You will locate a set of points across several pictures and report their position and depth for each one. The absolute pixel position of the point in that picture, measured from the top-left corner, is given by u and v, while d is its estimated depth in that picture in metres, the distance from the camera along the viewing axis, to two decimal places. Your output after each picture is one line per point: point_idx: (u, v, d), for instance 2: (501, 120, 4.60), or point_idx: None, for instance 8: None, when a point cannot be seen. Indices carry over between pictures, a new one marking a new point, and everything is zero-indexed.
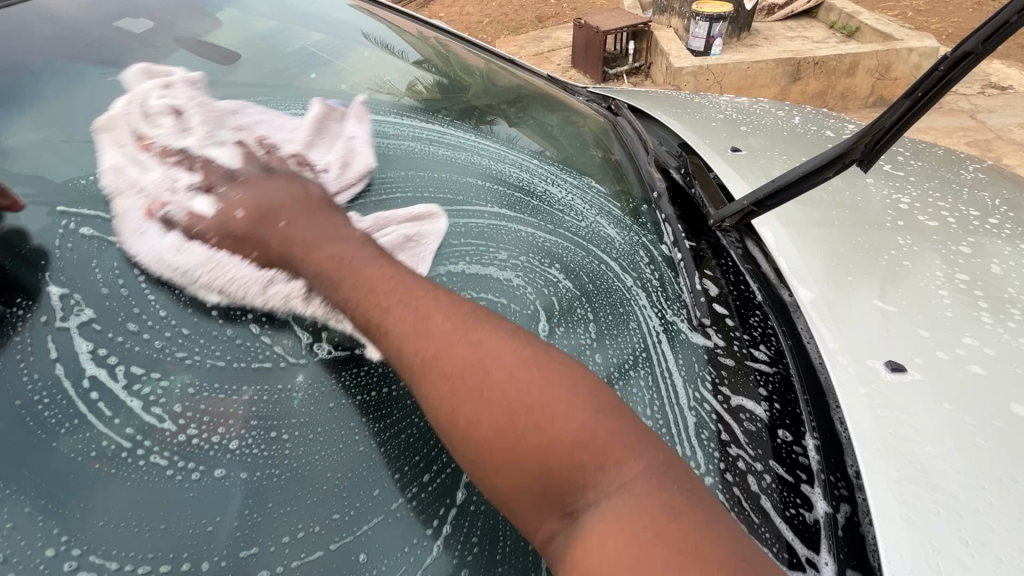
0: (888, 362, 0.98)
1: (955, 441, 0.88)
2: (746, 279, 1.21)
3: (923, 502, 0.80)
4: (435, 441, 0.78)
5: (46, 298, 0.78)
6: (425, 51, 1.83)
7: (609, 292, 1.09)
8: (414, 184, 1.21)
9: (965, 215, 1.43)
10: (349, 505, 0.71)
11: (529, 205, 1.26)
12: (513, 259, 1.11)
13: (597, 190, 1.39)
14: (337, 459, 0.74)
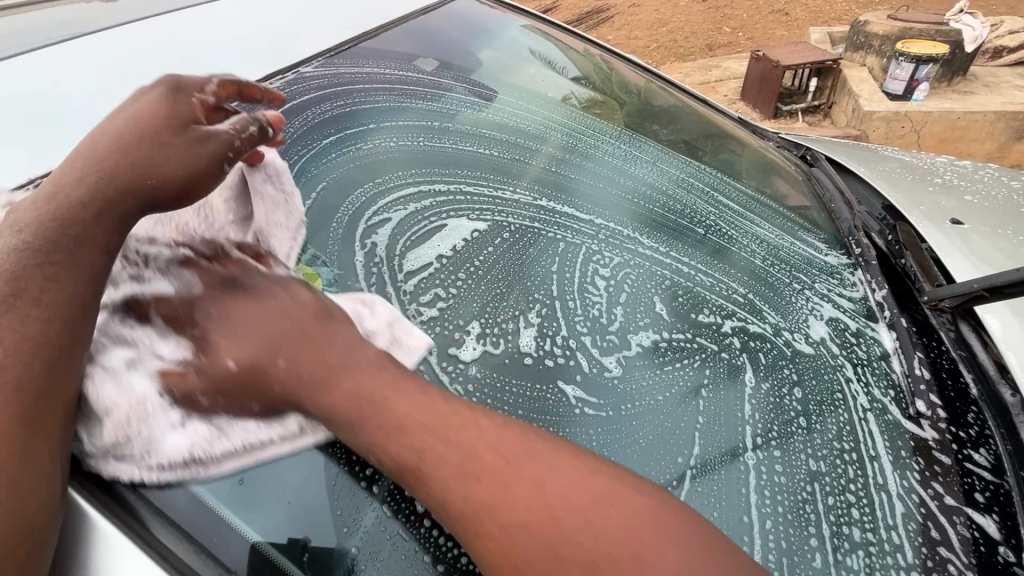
0: None
1: None
2: (959, 369, 1.12)
3: None
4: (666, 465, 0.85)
5: (377, 280, 1.01)
6: (583, 67, 1.89)
7: (816, 357, 1.02)
8: (608, 217, 1.21)
9: None
10: None
11: (729, 250, 1.20)
12: (712, 306, 1.05)
13: (805, 245, 1.31)
14: None
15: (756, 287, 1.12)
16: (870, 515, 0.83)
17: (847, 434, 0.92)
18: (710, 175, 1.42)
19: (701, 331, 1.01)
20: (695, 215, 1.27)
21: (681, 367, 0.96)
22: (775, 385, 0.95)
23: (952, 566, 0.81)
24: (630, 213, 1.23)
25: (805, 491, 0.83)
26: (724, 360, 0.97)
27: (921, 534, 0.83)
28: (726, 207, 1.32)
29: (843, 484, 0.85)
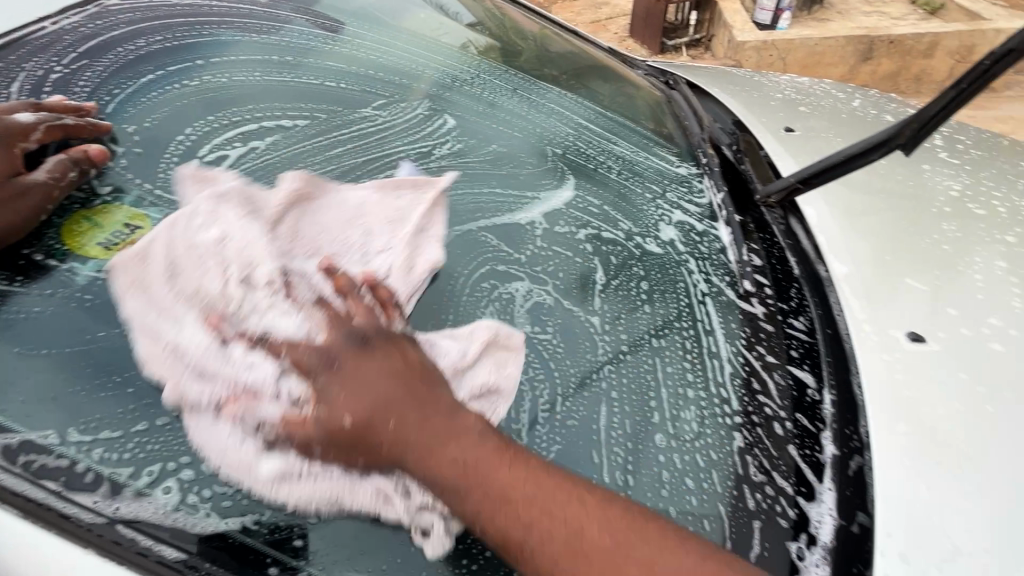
0: (910, 333, 1.08)
1: (966, 407, 0.96)
2: (786, 254, 1.30)
3: (928, 452, 0.89)
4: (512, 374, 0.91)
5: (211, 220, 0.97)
6: (479, 13, 1.85)
7: (663, 255, 1.15)
8: (473, 143, 1.22)
9: (1018, 205, 1.46)
10: None
11: (593, 167, 1.28)
12: (571, 216, 1.12)
13: (660, 160, 1.43)
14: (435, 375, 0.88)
15: (613, 198, 1.22)
16: (703, 381, 0.96)
17: (685, 315, 1.05)
18: (574, 100, 1.48)
19: (557, 245, 1.06)
20: (555, 137, 1.32)
21: (547, 273, 1.01)
22: (623, 282, 1.05)
23: (768, 409, 0.97)
24: (492, 136, 1.24)
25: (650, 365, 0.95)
26: (580, 265, 1.04)
27: (744, 386, 0.99)
28: (582, 128, 1.39)
29: (679, 359, 0.98)
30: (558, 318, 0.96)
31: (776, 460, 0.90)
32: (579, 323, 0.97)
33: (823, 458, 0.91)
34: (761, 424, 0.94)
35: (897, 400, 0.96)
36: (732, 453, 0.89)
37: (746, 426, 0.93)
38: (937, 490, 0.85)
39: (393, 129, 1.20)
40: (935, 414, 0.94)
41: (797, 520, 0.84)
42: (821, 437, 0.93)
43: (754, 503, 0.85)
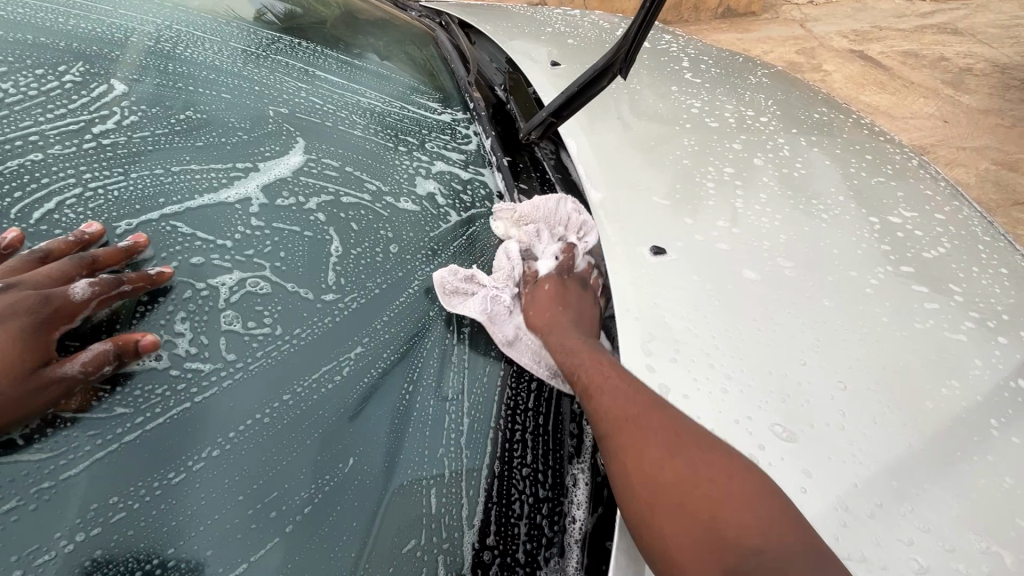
0: (653, 247, 1.17)
1: (697, 302, 1.07)
2: (555, 185, 1.32)
3: (664, 353, 0.97)
4: (223, 388, 0.77)
5: None
6: None
7: (418, 213, 1.08)
8: (162, 111, 1.03)
9: (743, 114, 1.64)
10: (139, 460, 0.70)
11: (329, 124, 1.15)
12: (301, 185, 1.01)
13: (417, 109, 1.34)
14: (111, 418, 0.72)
15: (354, 156, 1.11)
16: (459, 336, 0.93)
17: (433, 270, 1.01)
18: (304, 53, 1.33)
19: (287, 220, 0.95)
20: (275, 93, 1.15)
21: (263, 256, 0.89)
22: (367, 249, 0.97)
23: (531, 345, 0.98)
24: (183, 103, 1.05)
25: (394, 335, 0.90)
26: (314, 240, 0.94)
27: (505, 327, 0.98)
28: (311, 80, 1.24)
29: (427, 318, 0.94)
30: (279, 306, 0.85)
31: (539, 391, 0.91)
32: (311, 305, 0.87)
33: None
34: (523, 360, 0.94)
35: (640, 313, 1.03)
36: (497, 405, 0.87)
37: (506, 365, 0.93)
38: (672, 387, 0.93)
39: (21, 104, 0.95)
40: (671, 319, 1.03)
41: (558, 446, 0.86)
42: None
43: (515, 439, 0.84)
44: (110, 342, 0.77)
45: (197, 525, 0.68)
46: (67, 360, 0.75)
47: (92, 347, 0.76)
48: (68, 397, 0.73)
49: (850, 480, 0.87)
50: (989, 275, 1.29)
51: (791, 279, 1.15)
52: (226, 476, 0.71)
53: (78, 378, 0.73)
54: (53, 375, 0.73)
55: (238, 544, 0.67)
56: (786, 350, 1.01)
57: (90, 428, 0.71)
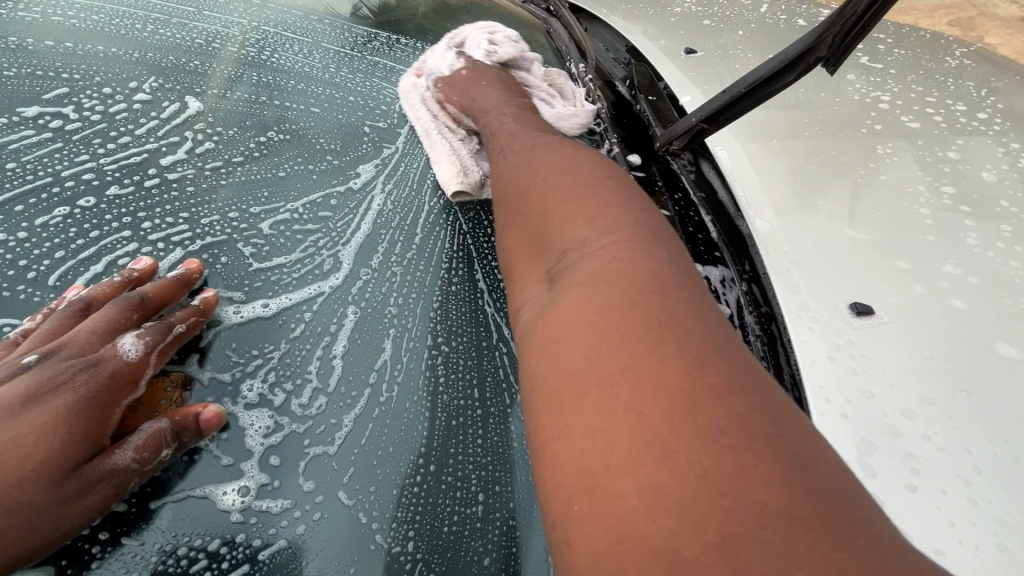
0: (853, 303, 0.84)
1: (933, 393, 0.75)
2: (698, 209, 1.03)
3: (892, 475, 0.68)
4: (306, 522, 0.61)
5: None
6: None
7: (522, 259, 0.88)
8: (243, 137, 0.91)
9: (952, 110, 1.24)
10: None
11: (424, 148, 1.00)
12: (395, 232, 0.86)
13: None
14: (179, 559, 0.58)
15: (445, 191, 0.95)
16: None
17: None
18: (404, 50, 1.15)
19: (387, 286, 0.80)
20: (366, 111, 1.00)
21: (360, 335, 0.75)
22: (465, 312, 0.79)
23: None
24: (264, 123, 0.93)
25: (513, 446, 0.69)
26: (403, 306, 0.79)
27: None
28: (411, 87, 1.08)
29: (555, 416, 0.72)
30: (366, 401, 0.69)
31: None
32: (408, 389, 0.71)
33: None
34: None
35: (849, 410, 0.73)
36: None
37: None
38: (913, 536, 0.64)
39: (80, 133, 0.87)
40: (899, 425, 0.72)
41: None
42: None
43: None
44: (167, 419, 0.63)
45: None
46: (117, 446, 0.61)
47: (147, 426, 0.63)
48: (119, 495, 0.60)
49: None
50: None
51: None
52: None
53: (131, 471, 0.60)
54: (101, 471, 0.59)
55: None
56: None
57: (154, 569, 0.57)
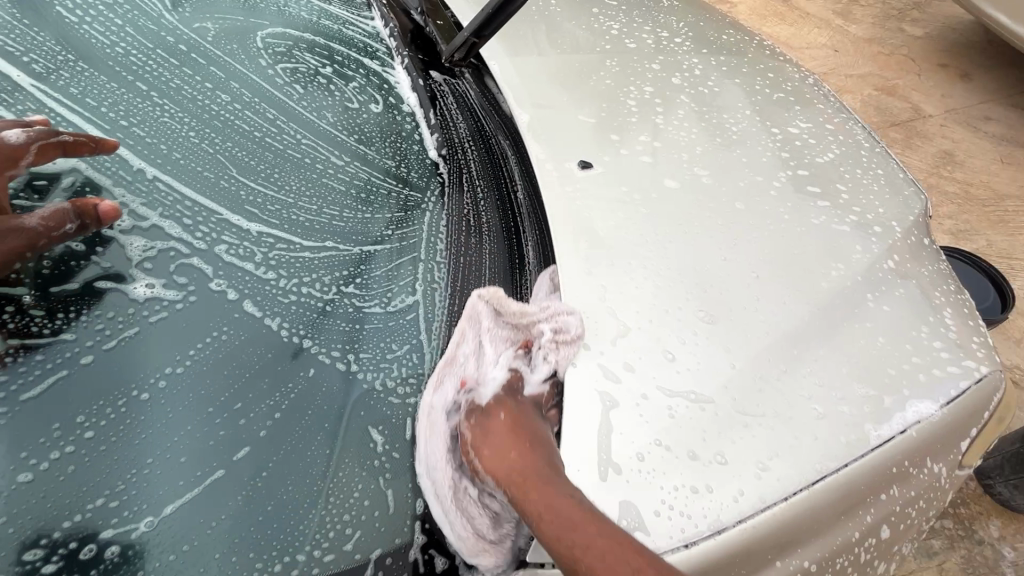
0: (580, 160, 1.21)
1: (625, 212, 1.15)
2: (478, 110, 1.32)
3: (598, 257, 1.06)
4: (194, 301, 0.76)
5: None
6: None
7: (329, 137, 1.01)
8: (29, 22, 0.88)
9: (658, 36, 1.70)
10: (146, 378, 0.71)
11: (217, 39, 1.02)
12: (199, 105, 0.90)
13: (322, 27, 1.22)
14: (114, 351, 0.71)
15: (242, 75, 0.99)
16: (405, 255, 0.94)
17: (371, 189, 0.99)
18: None
19: (198, 159, 0.86)
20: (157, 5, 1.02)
21: (192, 182, 0.84)
22: (279, 173, 0.90)
23: (475, 259, 1.03)
24: (40, 13, 0.90)
25: (333, 265, 0.86)
26: (221, 172, 0.86)
27: (444, 249, 1.00)
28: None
29: (379, 240, 0.93)
30: (215, 234, 0.80)
31: None
32: (247, 231, 0.83)
33: (527, 279, 1.06)
34: (467, 282, 0.98)
35: (574, 224, 1.10)
36: (442, 324, 0.90)
37: (449, 289, 0.95)
38: (608, 287, 1.02)
39: None
40: (603, 231, 1.10)
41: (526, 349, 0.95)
42: (524, 262, 1.08)
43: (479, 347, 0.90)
44: (68, 202, 0.77)
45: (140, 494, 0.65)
46: (23, 214, 0.75)
47: (50, 203, 0.76)
48: (32, 248, 0.73)
49: (759, 349, 1.02)
50: (868, 176, 1.50)
51: (708, 186, 1.26)
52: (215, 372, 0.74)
53: (34, 222, 0.74)
54: (11, 227, 0.73)
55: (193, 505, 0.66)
56: (708, 249, 1.14)
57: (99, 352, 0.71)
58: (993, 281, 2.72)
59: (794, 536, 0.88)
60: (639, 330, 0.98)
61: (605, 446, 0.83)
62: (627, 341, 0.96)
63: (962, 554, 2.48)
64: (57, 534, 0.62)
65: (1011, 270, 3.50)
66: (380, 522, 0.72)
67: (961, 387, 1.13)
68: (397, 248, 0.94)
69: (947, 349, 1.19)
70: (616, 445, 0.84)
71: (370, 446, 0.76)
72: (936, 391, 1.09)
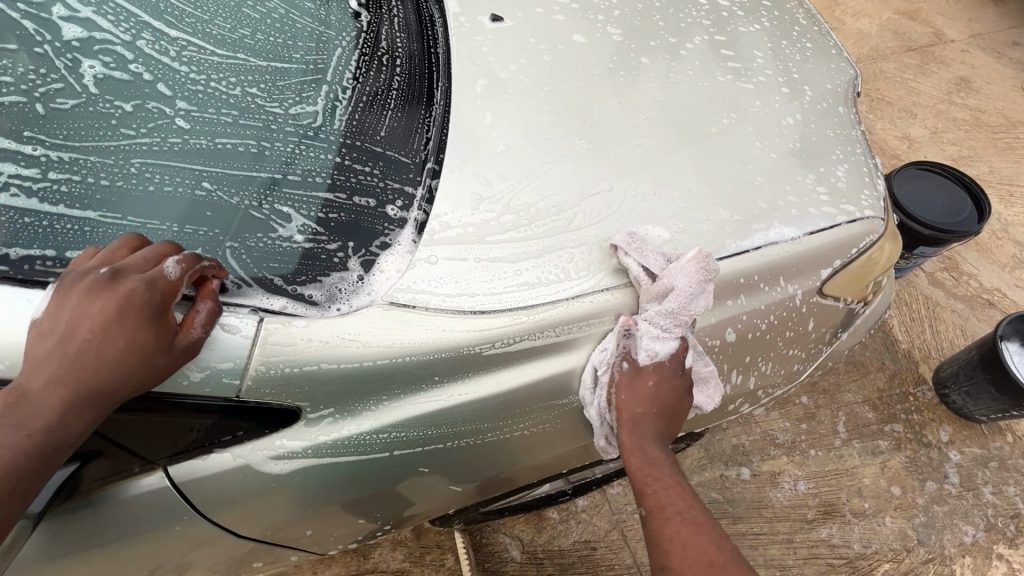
0: (491, 16, 1.32)
1: (528, 58, 1.25)
2: None
3: (493, 92, 1.17)
4: (120, 72, 0.87)
5: None
6: None
7: None
8: None
9: None
10: (68, 130, 0.80)
11: None
12: None
13: None
14: (48, 100, 0.81)
15: None
16: (310, 78, 1.09)
17: (286, 25, 1.13)
18: None
19: None
20: None
21: None
22: None
23: (379, 90, 1.16)
24: None
25: (239, 73, 1.00)
26: None
27: (350, 79, 1.14)
28: None
29: (289, 61, 1.08)
30: (135, 27, 0.93)
31: (387, 125, 1.12)
32: (165, 32, 0.96)
33: (429, 106, 1.17)
34: (366, 105, 1.13)
35: (475, 67, 1.21)
36: (337, 134, 1.05)
37: (348, 109, 1.10)
38: (495, 113, 1.14)
39: None
40: (504, 73, 1.21)
41: (413, 159, 1.08)
42: (428, 93, 1.19)
43: (366, 156, 1.06)
44: (209, 300, 0.76)
45: (39, 186, 0.76)
46: (184, 327, 0.74)
47: (200, 307, 0.75)
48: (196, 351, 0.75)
49: (630, 171, 1.13)
50: (793, 47, 1.54)
51: (617, 43, 1.34)
52: (130, 133, 0.84)
53: (196, 333, 0.74)
54: (185, 345, 0.73)
55: (86, 196, 0.78)
56: (603, 93, 1.24)
57: (36, 97, 0.80)
58: (971, 195, 2.70)
59: (632, 316, 1.04)
60: (516, 149, 1.10)
61: (463, 230, 0.99)
62: (502, 156, 1.08)
63: (907, 455, 2.57)
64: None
65: (1011, 198, 3.40)
66: (271, 269, 0.87)
67: (831, 224, 1.23)
68: (302, 71, 1.09)
69: (830, 195, 1.28)
70: (477, 231, 1.00)
71: (260, 210, 0.90)
72: (803, 223, 1.20)
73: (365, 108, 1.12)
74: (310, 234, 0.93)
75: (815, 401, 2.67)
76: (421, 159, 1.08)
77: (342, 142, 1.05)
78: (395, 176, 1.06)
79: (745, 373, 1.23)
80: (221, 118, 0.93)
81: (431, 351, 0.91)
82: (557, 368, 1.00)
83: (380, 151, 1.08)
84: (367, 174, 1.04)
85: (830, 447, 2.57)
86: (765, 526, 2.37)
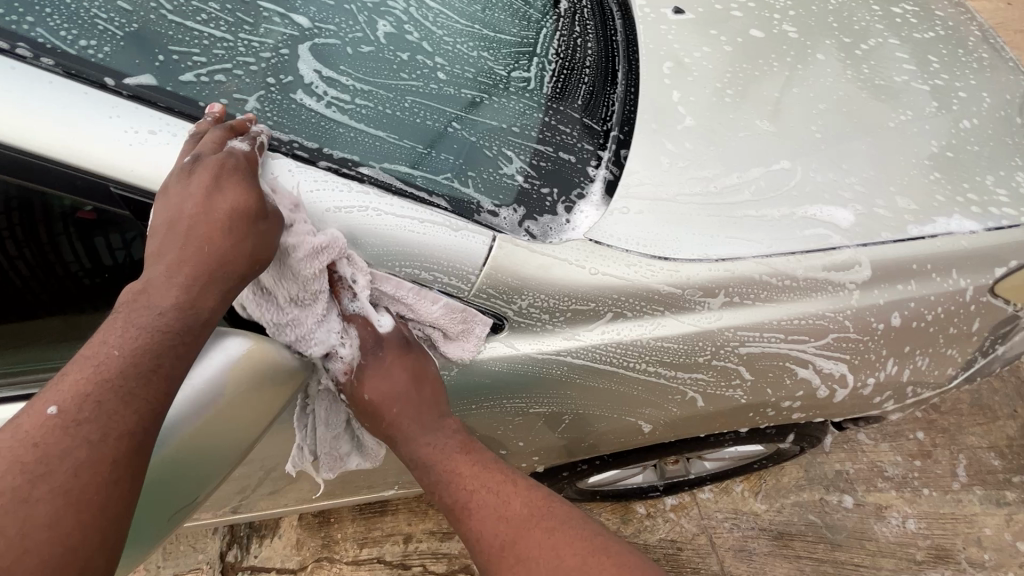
0: (674, 9, 1.44)
1: (709, 47, 1.36)
2: None
3: (679, 73, 1.29)
4: (398, 30, 1.07)
5: None
6: None
7: None
8: None
9: None
10: (364, 69, 0.98)
11: None
12: None
13: None
14: (353, 45, 1.00)
15: None
16: (523, 50, 1.25)
17: (504, 6, 1.31)
18: None
19: None
20: None
21: None
22: None
23: (576, 64, 1.30)
24: None
25: (474, 40, 1.18)
26: None
27: (553, 54, 1.30)
28: None
29: (506, 33, 1.26)
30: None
31: (583, 93, 1.25)
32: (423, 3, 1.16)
33: (619, 80, 1.29)
34: (566, 76, 1.27)
35: (662, 51, 1.33)
36: (544, 97, 1.20)
37: (552, 78, 1.24)
38: (682, 91, 1.25)
39: None
40: (688, 58, 1.32)
41: (607, 124, 1.20)
42: (617, 69, 1.31)
43: (568, 117, 1.19)
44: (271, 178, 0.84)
45: (347, 108, 0.93)
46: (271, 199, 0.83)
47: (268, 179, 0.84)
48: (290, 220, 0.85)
49: (805, 153, 1.19)
50: (969, 55, 1.53)
51: (791, 39, 1.41)
52: (405, 77, 1.02)
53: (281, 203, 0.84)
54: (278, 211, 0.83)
55: (377, 121, 0.95)
56: (780, 82, 1.31)
57: (346, 41, 0.99)
58: None
59: (802, 284, 1.09)
60: (701, 124, 1.20)
61: (653, 188, 1.10)
62: (688, 127, 1.19)
63: None
64: (309, 123, 0.90)
65: None
66: (499, 199, 1.01)
67: (1012, 224, 1.22)
68: (518, 44, 1.25)
69: (1010, 196, 1.26)
70: (666, 190, 1.10)
71: (490, 151, 1.05)
72: (981, 219, 1.21)
73: (568, 76, 1.27)
74: (526, 175, 1.07)
75: (932, 439, 2.32)
76: (611, 123, 1.20)
77: (548, 105, 1.19)
78: (592, 136, 1.18)
79: (901, 364, 1.23)
80: (464, 74, 1.11)
81: (623, 285, 1.02)
82: (728, 323, 1.07)
83: (578, 114, 1.21)
84: (569, 132, 1.17)
85: (947, 490, 2.23)
86: (868, 560, 2.10)
